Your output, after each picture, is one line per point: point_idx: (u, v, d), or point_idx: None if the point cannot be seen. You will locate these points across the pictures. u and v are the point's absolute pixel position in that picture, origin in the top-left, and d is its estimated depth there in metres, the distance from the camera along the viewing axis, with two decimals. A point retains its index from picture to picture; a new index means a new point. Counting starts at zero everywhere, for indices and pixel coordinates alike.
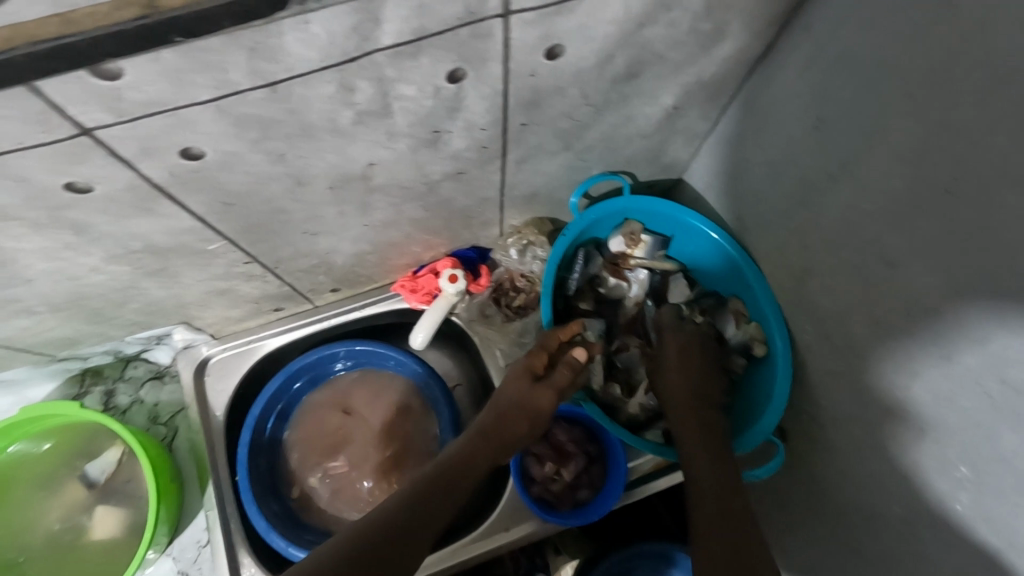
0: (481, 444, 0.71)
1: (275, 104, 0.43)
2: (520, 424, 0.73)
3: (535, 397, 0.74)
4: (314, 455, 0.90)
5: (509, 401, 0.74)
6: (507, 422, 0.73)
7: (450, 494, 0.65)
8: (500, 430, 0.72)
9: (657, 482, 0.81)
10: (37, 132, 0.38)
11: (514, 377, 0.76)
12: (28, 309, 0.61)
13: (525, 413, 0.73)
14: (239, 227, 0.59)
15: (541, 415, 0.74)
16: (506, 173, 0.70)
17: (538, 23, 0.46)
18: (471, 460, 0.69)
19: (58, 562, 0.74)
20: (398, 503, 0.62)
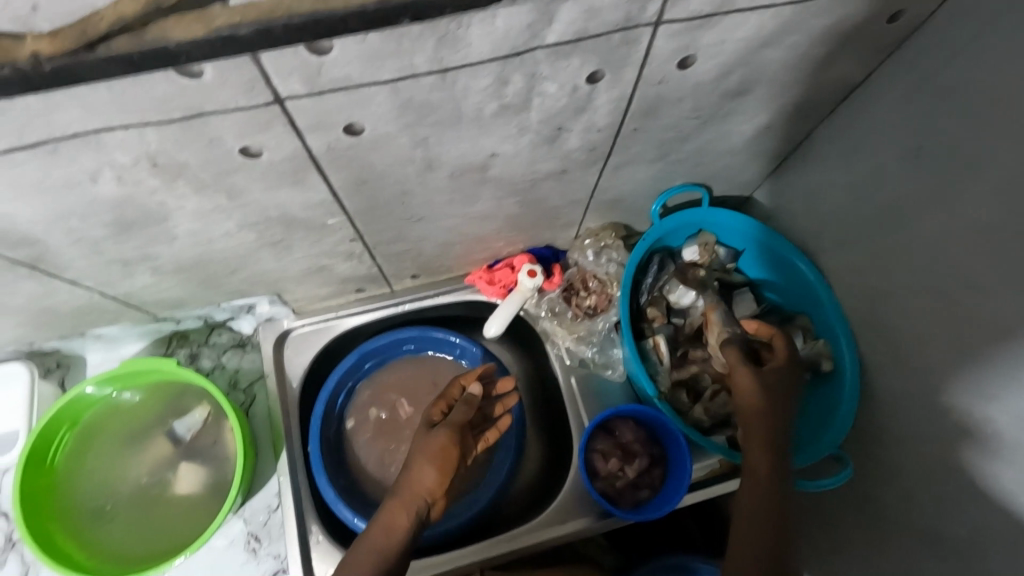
0: (401, 497, 0.70)
1: (440, 90, 0.47)
2: (421, 472, 0.72)
3: (425, 445, 0.74)
4: (389, 395, 0.94)
5: (411, 453, 0.74)
6: (420, 467, 0.72)
7: (388, 547, 0.66)
8: (405, 479, 0.72)
9: (707, 489, 0.82)
10: (241, 98, 0.42)
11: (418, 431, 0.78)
12: (156, 267, 0.65)
13: (420, 461, 0.72)
14: (361, 206, 0.63)
15: (441, 460, 0.73)
16: (602, 176, 0.74)
17: (680, 35, 0.50)
18: (387, 513, 0.69)
19: (142, 512, 0.78)
20: (352, 563, 0.65)
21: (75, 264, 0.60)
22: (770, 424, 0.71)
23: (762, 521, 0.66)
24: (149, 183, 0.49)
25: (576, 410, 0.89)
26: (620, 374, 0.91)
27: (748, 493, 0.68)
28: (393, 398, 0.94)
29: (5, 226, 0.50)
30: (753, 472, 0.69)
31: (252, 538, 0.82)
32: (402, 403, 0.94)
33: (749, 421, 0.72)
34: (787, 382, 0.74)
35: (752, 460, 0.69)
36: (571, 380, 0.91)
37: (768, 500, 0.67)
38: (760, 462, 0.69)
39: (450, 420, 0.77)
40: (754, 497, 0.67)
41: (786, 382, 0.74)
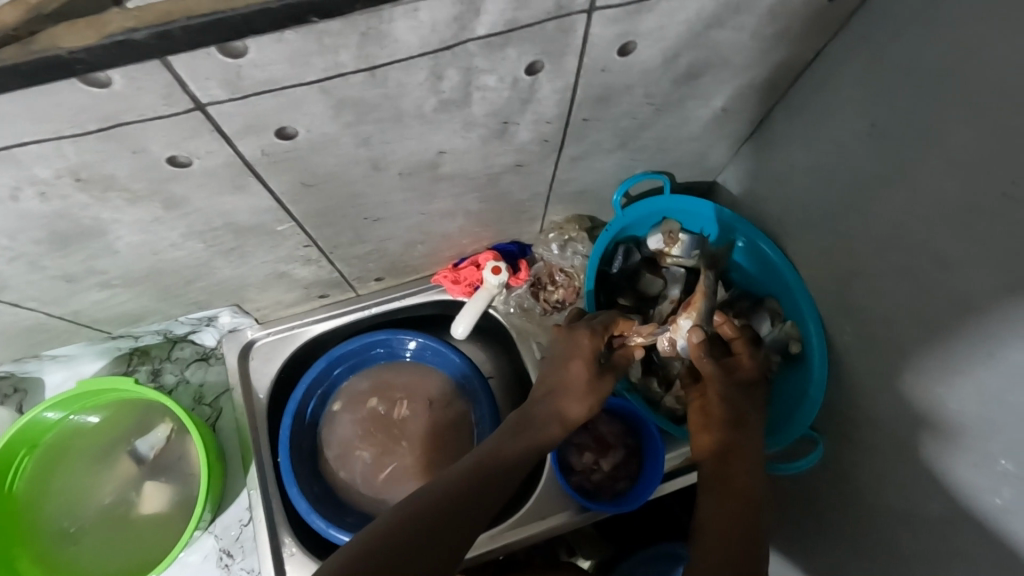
0: (556, 421, 0.69)
1: (373, 87, 0.46)
2: (577, 402, 0.70)
3: (594, 385, 0.72)
4: (393, 394, 0.94)
5: (566, 382, 0.72)
6: (573, 402, 0.70)
7: (505, 467, 0.63)
8: (555, 401, 0.70)
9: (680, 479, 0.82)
10: (160, 105, 0.41)
11: (582, 368, 0.72)
12: (104, 282, 0.63)
13: (585, 363, 0.72)
14: (312, 211, 0.62)
15: (596, 388, 0.72)
16: (560, 168, 0.73)
17: (619, 20, 0.49)
18: (543, 432, 0.68)
19: (107, 534, 0.76)
20: (450, 474, 0.62)
21: (14, 283, 0.58)
22: (750, 444, 0.71)
23: (749, 541, 0.63)
24: (78, 197, 0.48)
25: None
26: None
27: (723, 510, 0.66)
28: (396, 398, 0.94)
29: None
30: (733, 489, 0.67)
31: (224, 554, 0.81)
32: (403, 406, 0.93)
33: (733, 434, 0.71)
34: (756, 398, 0.76)
35: (735, 477, 0.68)
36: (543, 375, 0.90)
37: (749, 517, 0.66)
38: (742, 480, 0.68)
39: (594, 360, 0.73)
40: (732, 516, 0.65)
41: (757, 397, 0.76)
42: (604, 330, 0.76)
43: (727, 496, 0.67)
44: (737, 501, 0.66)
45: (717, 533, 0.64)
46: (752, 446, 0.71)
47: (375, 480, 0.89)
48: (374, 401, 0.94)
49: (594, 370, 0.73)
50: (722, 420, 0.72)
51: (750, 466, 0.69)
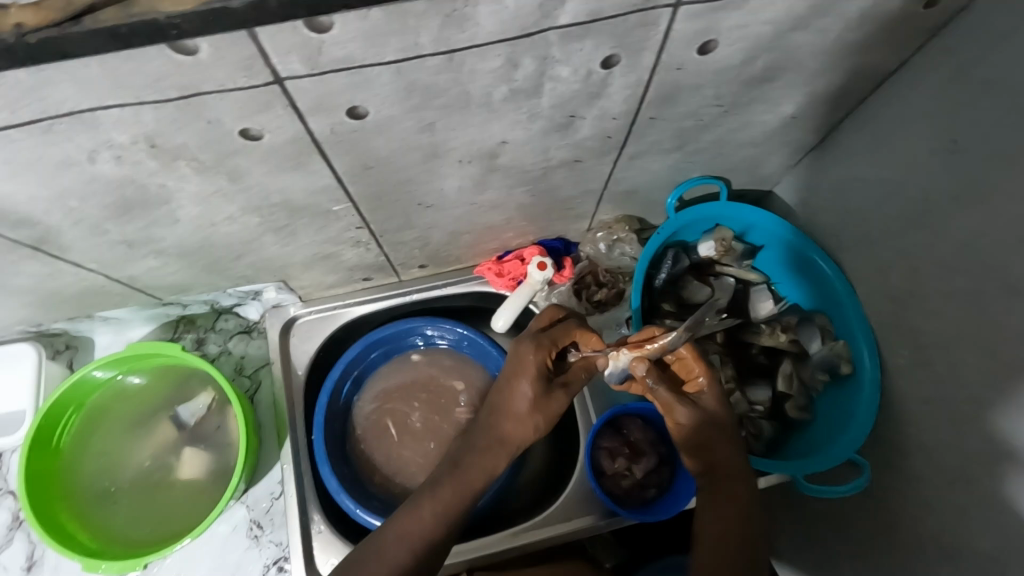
0: (500, 446, 0.69)
1: (446, 72, 0.45)
2: (518, 426, 0.70)
3: (539, 406, 0.70)
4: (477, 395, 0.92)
5: (506, 404, 0.70)
6: (514, 425, 0.70)
7: (466, 497, 0.66)
8: (497, 427, 0.70)
9: None
10: (240, 76, 0.41)
11: (526, 389, 0.70)
12: (159, 251, 0.64)
13: (527, 379, 0.70)
14: (366, 193, 0.62)
15: (541, 407, 0.70)
16: (616, 166, 0.71)
17: (702, 16, 0.47)
18: (488, 459, 0.69)
19: (145, 495, 0.78)
20: (424, 518, 0.63)
21: (79, 246, 0.59)
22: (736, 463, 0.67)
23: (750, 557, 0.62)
24: (149, 164, 0.48)
25: (584, 408, 0.88)
26: None
27: (719, 522, 0.64)
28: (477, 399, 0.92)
29: (5, 204, 0.49)
30: (726, 505, 0.65)
31: (254, 525, 0.82)
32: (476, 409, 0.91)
33: (714, 457, 0.67)
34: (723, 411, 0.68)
35: (729, 498, 0.65)
36: None
37: (745, 527, 0.64)
38: (730, 494, 0.66)
39: (538, 378, 0.70)
40: (727, 529, 0.63)
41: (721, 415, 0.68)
42: (551, 345, 0.72)
43: (719, 514, 0.65)
44: (730, 515, 0.64)
45: (715, 545, 0.63)
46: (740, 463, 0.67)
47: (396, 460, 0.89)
48: (458, 385, 0.93)
49: (541, 389, 0.70)
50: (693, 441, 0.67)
51: (738, 482, 0.66)
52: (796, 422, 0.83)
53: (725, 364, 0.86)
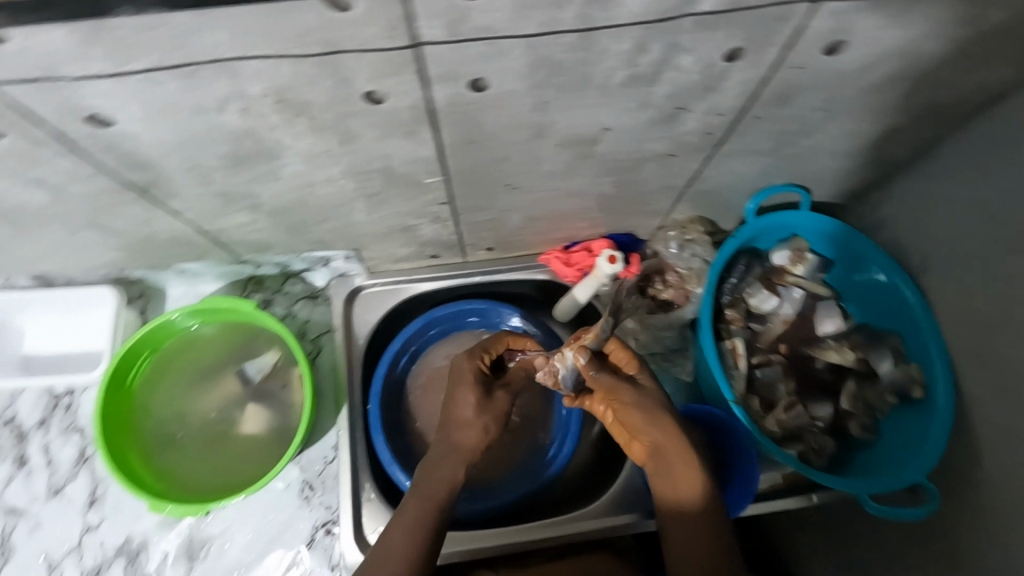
0: (454, 457, 0.69)
1: (577, 50, 0.45)
2: (466, 433, 0.70)
3: (483, 410, 0.71)
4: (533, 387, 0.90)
5: (455, 413, 0.71)
6: (464, 433, 0.70)
7: (432, 508, 0.65)
8: (449, 438, 0.70)
9: (768, 504, 0.80)
10: (382, 38, 0.41)
11: (467, 396, 0.72)
12: (254, 207, 0.65)
13: (466, 386, 0.72)
14: (462, 168, 0.62)
15: (485, 411, 0.71)
16: (706, 164, 0.70)
17: (839, 14, 0.47)
18: (448, 466, 0.68)
19: (207, 445, 0.80)
20: (400, 530, 0.63)
21: (182, 194, 0.60)
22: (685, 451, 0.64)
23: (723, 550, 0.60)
24: (271, 118, 0.49)
25: None
26: (688, 374, 0.91)
27: (685, 519, 0.61)
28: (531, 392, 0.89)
29: (130, 145, 0.50)
30: (684, 498, 0.62)
31: (306, 486, 0.84)
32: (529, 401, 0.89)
33: (656, 441, 0.64)
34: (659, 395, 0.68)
35: (682, 492, 0.62)
36: None
37: (713, 525, 0.61)
38: (681, 485, 0.63)
39: (477, 385, 0.73)
40: (690, 524, 0.61)
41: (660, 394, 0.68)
42: (481, 354, 0.77)
43: (676, 505, 0.63)
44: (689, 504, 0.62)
45: (684, 549, 0.60)
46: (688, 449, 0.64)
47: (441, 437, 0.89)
48: None
49: (481, 393, 0.72)
50: (640, 423, 0.65)
51: (688, 471, 0.63)
52: (859, 442, 0.82)
53: (789, 376, 0.85)
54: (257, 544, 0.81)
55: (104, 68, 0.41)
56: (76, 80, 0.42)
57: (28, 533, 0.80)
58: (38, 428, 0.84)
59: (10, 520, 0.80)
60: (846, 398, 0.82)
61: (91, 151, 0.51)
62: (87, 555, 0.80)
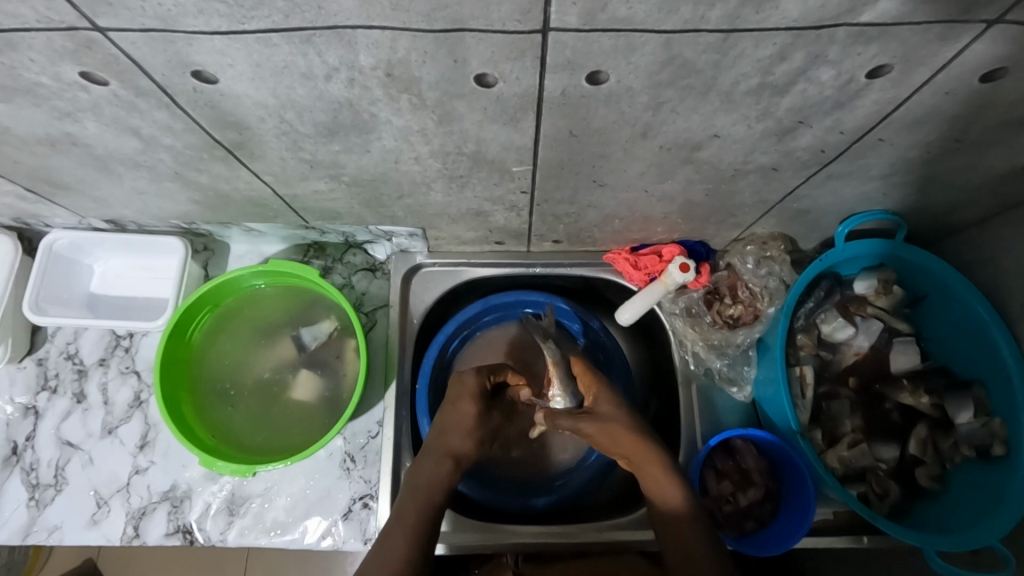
0: (448, 460, 0.69)
1: (714, 52, 0.42)
2: (461, 440, 0.72)
3: (478, 423, 0.75)
4: None
5: (452, 419, 0.74)
6: (457, 436, 0.72)
7: (430, 503, 0.64)
8: (439, 442, 0.71)
9: (819, 539, 0.76)
10: (512, 20, 0.39)
11: (469, 408, 0.75)
12: (335, 176, 0.64)
13: (471, 401, 0.76)
14: (553, 161, 0.59)
15: (477, 427, 0.75)
16: (808, 182, 0.66)
17: (1008, 41, 0.42)
18: (432, 466, 0.68)
19: (257, 403, 0.81)
20: (406, 520, 0.62)
21: (268, 157, 0.59)
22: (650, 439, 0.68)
23: (708, 541, 0.59)
24: (375, 92, 0.47)
25: (691, 420, 0.85)
26: (745, 396, 0.85)
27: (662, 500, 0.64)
28: None
29: (229, 105, 0.49)
30: (664, 497, 0.64)
31: (348, 458, 0.83)
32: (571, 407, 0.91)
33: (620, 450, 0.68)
34: (610, 401, 0.73)
35: (649, 479, 0.65)
36: (690, 385, 0.86)
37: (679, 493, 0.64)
38: (658, 485, 0.65)
39: (477, 395, 0.77)
40: (677, 519, 0.62)
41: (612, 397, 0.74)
42: (488, 373, 0.80)
43: (656, 504, 0.64)
44: (671, 500, 0.63)
45: (673, 533, 0.61)
46: (629, 439, 0.68)
47: None
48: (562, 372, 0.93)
49: (479, 408, 0.77)
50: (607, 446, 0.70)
51: (660, 473, 0.65)
52: (924, 490, 0.77)
53: (855, 412, 0.81)
54: (296, 508, 0.81)
55: (224, 24, 0.40)
56: (191, 33, 0.40)
57: (83, 467, 0.82)
58: (98, 366, 0.87)
59: (65, 453, 0.83)
60: (914, 444, 0.77)
61: (190, 106, 0.50)
62: (134, 497, 0.81)
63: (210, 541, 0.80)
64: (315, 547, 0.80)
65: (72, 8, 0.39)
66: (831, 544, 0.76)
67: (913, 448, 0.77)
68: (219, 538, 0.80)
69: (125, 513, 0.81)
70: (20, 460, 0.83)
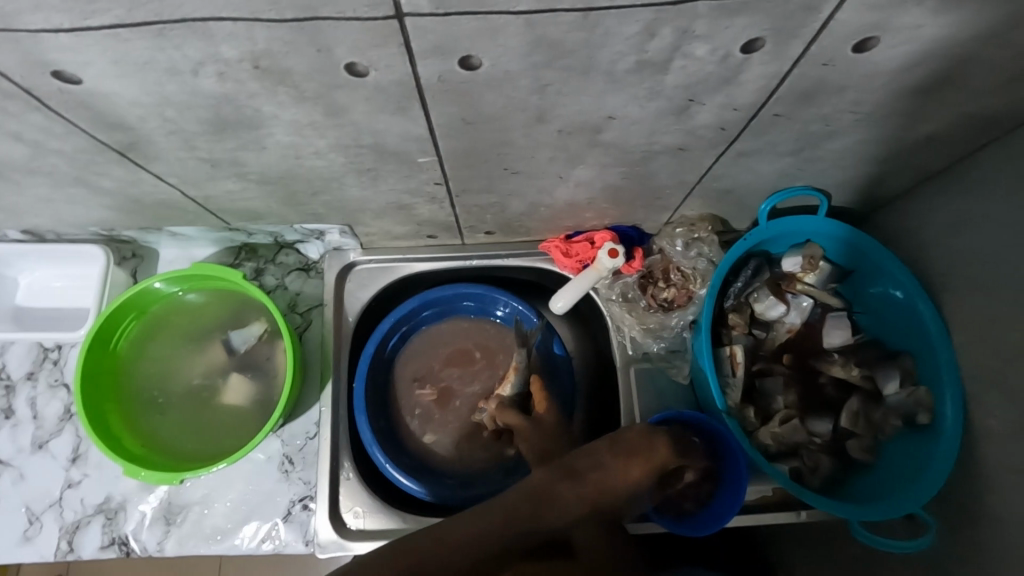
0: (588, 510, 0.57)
1: (579, 31, 0.42)
2: (608, 502, 0.59)
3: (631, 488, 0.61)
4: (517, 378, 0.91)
5: (607, 475, 0.59)
6: (569, 486, 0.57)
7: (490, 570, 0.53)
8: (598, 480, 0.58)
9: (754, 515, 0.78)
10: (364, 5, 0.38)
11: (637, 473, 0.61)
12: (242, 174, 0.62)
13: (641, 467, 0.62)
14: (457, 150, 0.59)
15: (631, 492, 0.61)
16: (720, 161, 0.66)
17: (873, 9, 0.42)
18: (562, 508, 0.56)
19: (190, 410, 0.80)
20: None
21: (166, 157, 0.58)
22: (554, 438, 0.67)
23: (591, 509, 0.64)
24: (250, 85, 0.46)
25: (630, 404, 0.85)
26: (683, 375, 0.85)
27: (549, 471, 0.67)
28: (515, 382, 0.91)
29: (105, 105, 0.48)
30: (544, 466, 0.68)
31: (286, 460, 0.82)
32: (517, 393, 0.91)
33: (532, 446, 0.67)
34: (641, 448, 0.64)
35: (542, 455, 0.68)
36: (629, 370, 0.86)
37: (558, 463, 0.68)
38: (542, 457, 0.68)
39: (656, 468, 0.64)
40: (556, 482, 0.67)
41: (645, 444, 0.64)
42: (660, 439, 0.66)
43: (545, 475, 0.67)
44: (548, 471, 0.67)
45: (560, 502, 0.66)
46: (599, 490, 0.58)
47: (426, 421, 0.89)
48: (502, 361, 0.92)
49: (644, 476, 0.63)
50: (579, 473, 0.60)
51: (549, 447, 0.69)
52: (856, 461, 0.78)
53: (789, 388, 0.82)
54: (234, 513, 0.80)
55: (67, 20, 0.38)
56: (36, 31, 0.39)
57: (13, 483, 0.81)
58: (27, 380, 0.85)
59: None
60: (846, 418, 0.78)
61: (64, 109, 0.49)
62: (68, 511, 0.80)
63: (147, 551, 0.79)
64: (256, 552, 0.80)
65: None
66: (766, 520, 0.77)
67: (845, 422, 0.78)
68: (156, 548, 0.79)
69: (59, 528, 0.80)
70: None
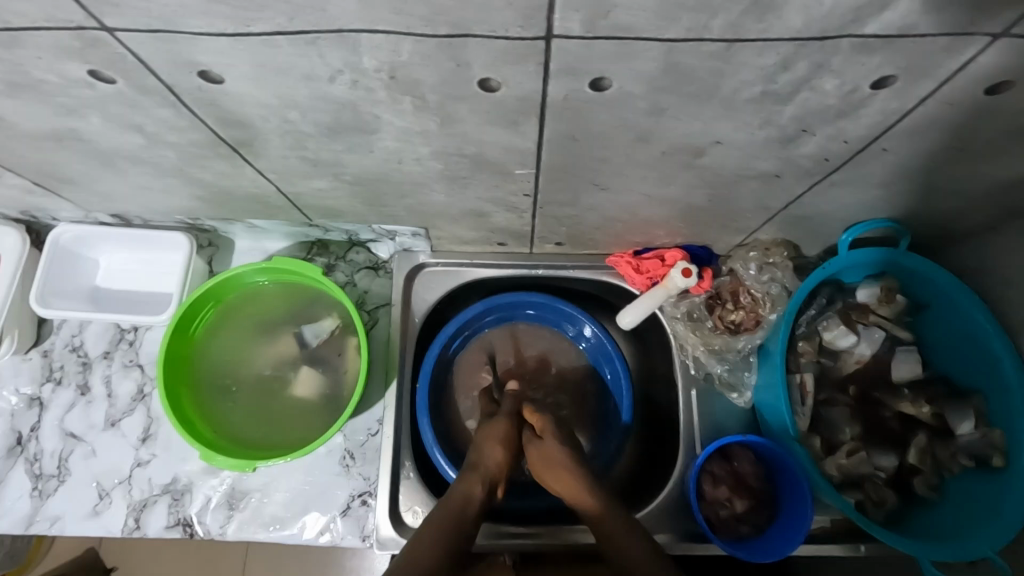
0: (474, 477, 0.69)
1: (716, 61, 0.42)
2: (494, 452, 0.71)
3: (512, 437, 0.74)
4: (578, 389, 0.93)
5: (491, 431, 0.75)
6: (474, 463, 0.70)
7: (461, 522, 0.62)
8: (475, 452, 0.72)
9: (814, 546, 0.77)
10: (515, 25, 0.39)
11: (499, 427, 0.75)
12: (339, 175, 0.64)
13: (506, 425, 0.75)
14: (555, 164, 0.60)
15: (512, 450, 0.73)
16: (810, 190, 0.66)
17: (1012, 54, 0.42)
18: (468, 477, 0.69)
19: (260, 399, 0.82)
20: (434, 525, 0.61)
21: (271, 155, 0.59)
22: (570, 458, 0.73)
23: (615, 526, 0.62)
24: (377, 93, 0.47)
25: (689, 423, 0.85)
26: (745, 401, 0.85)
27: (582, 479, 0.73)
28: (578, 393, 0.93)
29: (233, 104, 0.50)
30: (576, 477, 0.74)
31: (347, 455, 0.84)
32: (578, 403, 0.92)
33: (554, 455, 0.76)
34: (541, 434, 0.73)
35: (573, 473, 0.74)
36: (690, 391, 0.86)
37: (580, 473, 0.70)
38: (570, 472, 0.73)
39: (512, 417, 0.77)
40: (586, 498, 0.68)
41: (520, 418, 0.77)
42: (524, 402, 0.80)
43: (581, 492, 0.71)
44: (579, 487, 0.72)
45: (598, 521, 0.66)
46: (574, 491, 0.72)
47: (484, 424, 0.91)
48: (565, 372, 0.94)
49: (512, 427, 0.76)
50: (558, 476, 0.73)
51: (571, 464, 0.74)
52: (920, 498, 0.77)
53: (854, 420, 0.81)
54: (294, 503, 0.81)
55: (228, 25, 0.40)
56: (196, 34, 0.41)
57: (84, 458, 0.83)
58: (102, 359, 0.87)
59: (68, 444, 0.84)
60: (914, 454, 0.77)
61: (194, 105, 0.50)
62: (135, 489, 0.82)
63: (209, 534, 0.81)
64: (313, 543, 0.81)
65: (79, 9, 0.39)
66: (826, 552, 0.76)
67: (913, 458, 0.77)
68: (218, 532, 0.81)
69: (126, 505, 0.82)
70: (24, 450, 0.84)
